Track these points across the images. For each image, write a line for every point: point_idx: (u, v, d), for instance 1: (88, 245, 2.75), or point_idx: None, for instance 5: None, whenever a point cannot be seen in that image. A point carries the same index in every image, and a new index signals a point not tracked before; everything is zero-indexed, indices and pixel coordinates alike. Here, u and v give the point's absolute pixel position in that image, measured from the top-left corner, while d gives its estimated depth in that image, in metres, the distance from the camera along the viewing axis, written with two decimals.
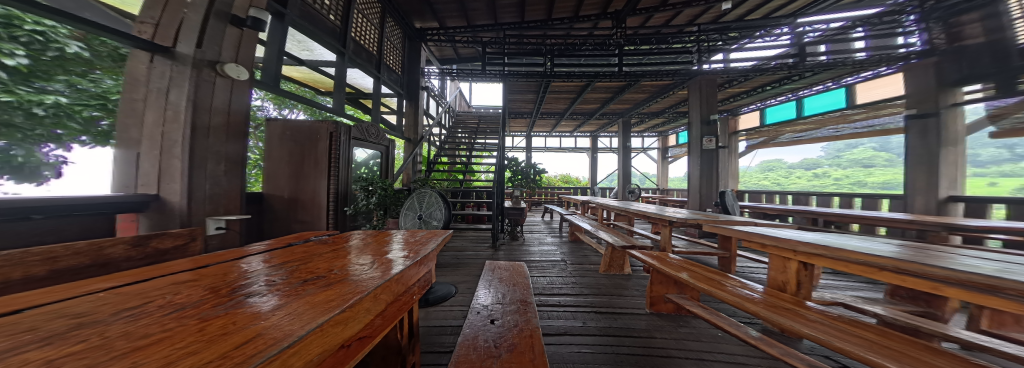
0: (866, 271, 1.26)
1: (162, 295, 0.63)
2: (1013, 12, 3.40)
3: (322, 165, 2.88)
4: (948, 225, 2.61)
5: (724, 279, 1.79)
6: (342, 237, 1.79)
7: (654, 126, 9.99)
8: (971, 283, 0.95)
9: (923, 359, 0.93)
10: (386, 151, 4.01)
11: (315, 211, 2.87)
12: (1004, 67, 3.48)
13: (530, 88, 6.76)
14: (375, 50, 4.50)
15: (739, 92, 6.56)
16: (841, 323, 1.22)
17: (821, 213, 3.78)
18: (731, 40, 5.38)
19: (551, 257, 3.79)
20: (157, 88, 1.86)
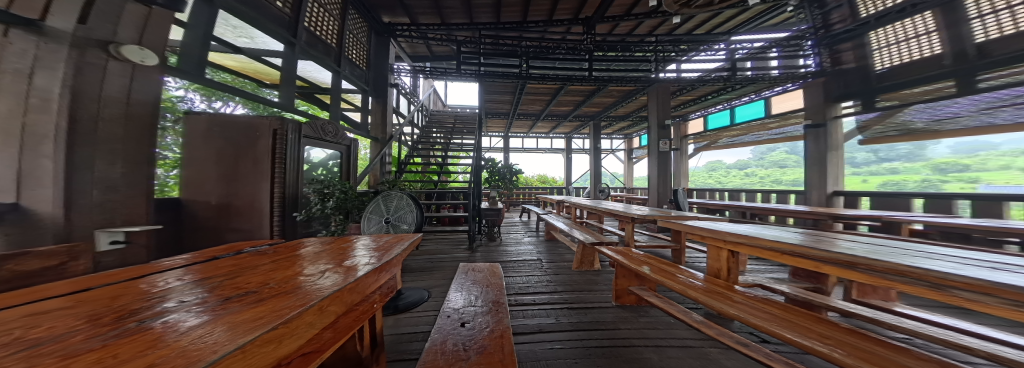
0: (775, 256, 1.49)
1: (8, 331, 0.51)
2: (873, 44, 4.33)
3: (264, 166, 2.55)
4: (832, 215, 3.23)
5: (673, 269, 1.99)
6: (292, 245, 1.62)
7: (621, 129, 10.66)
8: (839, 262, 1.19)
9: (813, 328, 1.13)
10: (347, 151, 3.69)
11: (256, 218, 2.53)
12: (868, 87, 4.45)
13: (507, 89, 6.78)
14: (335, 42, 4.13)
15: (688, 100, 7.33)
16: (760, 302, 1.42)
17: (747, 208, 4.39)
18: (683, 52, 5.92)
19: (528, 257, 3.83)
20: (15, 68, 1.47)
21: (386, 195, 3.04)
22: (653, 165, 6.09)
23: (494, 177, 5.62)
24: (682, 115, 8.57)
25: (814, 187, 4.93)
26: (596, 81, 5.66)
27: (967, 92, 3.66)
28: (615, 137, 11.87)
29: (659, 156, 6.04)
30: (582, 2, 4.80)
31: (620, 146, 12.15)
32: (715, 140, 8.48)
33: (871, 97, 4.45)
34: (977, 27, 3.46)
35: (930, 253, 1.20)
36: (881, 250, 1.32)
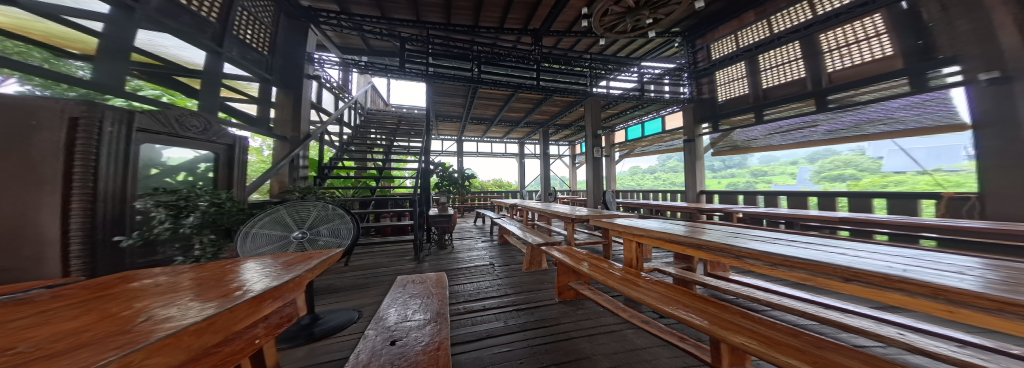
0: (663, 245, 1.81)
1: None
2: (717, 81, 6.07)
3: (47, 169, 1.69)
4: (700, 208, 4.19)
5: (595, 262, 2.20)
6: (122, 276, 1.08)
7: (566, 136, 11.45)
8: (700, 246, 1.50)
9: (685, 302, 1.41)
10: (227, 152, 2.88)
11: (31, 249, 1.63)
12: (715, 113, 6.07)
13: (460, 92, 6.55)
14: (216, 18, 3.25)
15: (614, 113, 8.48)
16: (656, 286, 1.69)
17: (653, 204, 5.33)
18: (611, 71, 6.57)
19: (480, 262, 3.69)
20: None
21: (300, 201, 2.40)
22: (588, 169, 6.73)
23: (445, 181, 5.27)
24: (611, 126, 9.79)
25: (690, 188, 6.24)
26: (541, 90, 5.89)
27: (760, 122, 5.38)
28: (560, 143, 12.64)
29: (597, 161, 6.71)
30: (531, 14, 5.00)
31: (565, 152, 12.98)
32: (634, 147, 9.73)
33: (717, 120, 6.08)
34: (763, 77, 5.33)
35: (753, 233, 1.63)
36: (726, 234, 1.73)
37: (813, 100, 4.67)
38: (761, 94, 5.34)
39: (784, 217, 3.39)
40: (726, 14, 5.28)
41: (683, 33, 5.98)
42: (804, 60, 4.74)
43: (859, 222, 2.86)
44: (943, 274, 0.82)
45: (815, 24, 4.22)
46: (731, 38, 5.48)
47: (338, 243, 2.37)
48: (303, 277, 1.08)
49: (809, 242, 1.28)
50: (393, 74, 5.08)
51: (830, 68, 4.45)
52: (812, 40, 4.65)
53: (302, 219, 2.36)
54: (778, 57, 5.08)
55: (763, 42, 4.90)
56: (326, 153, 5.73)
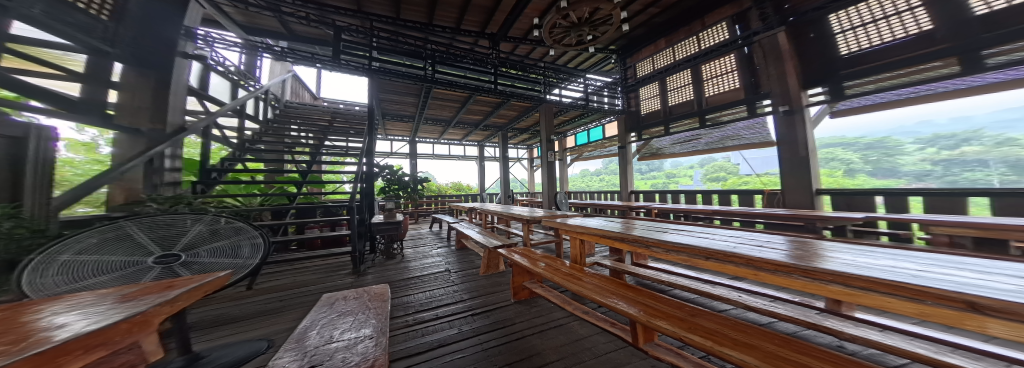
0: (603, 240, 1.89)
1: None
2: (641, 97, 6.74)
3: None
4: (635, 206, 4.67)
5: (543, 257, 2.25)
6: None
7: (524, 140, 11.61)
8: (631, 240, 1.67)
9: (626, 293, 1.47)
10: (12, 146, 2.06)
11: None
12: (638, 124, 6.81)
13: (413, 92, 6.19)
14: None
15: (566, 119, 8.99)
16: (599, 280, 1.73)
17: (599, 204, 5.76)
18: (563, 80, 6.91)
19: (434, 269, 3.39)
20: None
21: (163, 214, 1.70)
22: (543, 172, 6.90)
23: (393, 184, 4.77)
24: (562, 132, 10.30)
25: (623, 187, 6.83)
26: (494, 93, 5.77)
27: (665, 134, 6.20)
28: (517, 147, 12.67)
29: (551, 164, 6.92)
30: (489, 18, 5.03)
31: (522, 155, 13.09)
32: (581, 152, 10.00)
33: (640, 131, 6.79)
34: (674, 95, 6.04)
35: (669, 227, 1.90)
36: (653, 228, 1.94)
37: (697, 118, 5.64)
38: (668, 112, 6.14)
39: (692, 212, 4.01)
40: (649, 37, 6.11)
41: (619, 51, 6.74)
42: (691, 85, 5.73)
43: (745, 216, 3.54)
44: (790, 256, 1.08)
45: (704, 55, 5.21)
46: (652, 59, 6.31)
47: (226, 262, 1.66)
48: (159, 312, 0.78)
49: (714, 235, 1.53)
50: (328, 67, 4.60)
51: (711, 93, 5.44)
52: (699, 69, 5.64)
53: (168, 238, 1.64)
54: (677, 81, 5.97)
55: (671, 67, 5.82)
56: (213, 151, 4.36)
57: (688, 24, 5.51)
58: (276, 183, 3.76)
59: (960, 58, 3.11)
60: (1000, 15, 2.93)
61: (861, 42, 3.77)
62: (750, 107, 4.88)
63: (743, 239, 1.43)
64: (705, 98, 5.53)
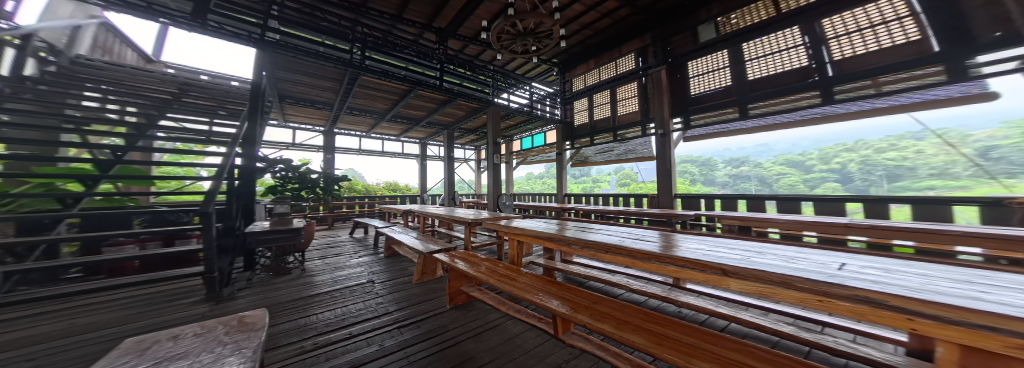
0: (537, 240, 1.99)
1: None
2: (577, 109, 7.34)
3: None
4: (576, 208, 4.97)
5: (481, 259, 2.25)
6: None
7: (471, 140, 11.32)
8: (561, 240, 1.80)
9: (557, 291, 1.57)
10: None
11: None
12: (573, 133, 7.42)
13: (332, 76, 5.35)
14: None
15: (512, 124, 9.16)
16: (534, 280, 1.81)
17: (540, 205, 6.00)
18: (507, 88, 7.06)
19: (355, 281, 2.98)
20: None
21: None
22: (488, 174, 6.86)
23: (292, 182, 3.83)
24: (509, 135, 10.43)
25: (558, 190, 7.28)
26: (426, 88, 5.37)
27: (590, 143, 6.92)
28: (463, 147, 12.21)
29: (496, 167, 6.88)
30: (437, 11, 4.86)
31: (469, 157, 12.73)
32: (526, 156, 10.20)
33: (574, 139, 7.41)
34: (598, 109, 6.77)
35: (593, 227, 2.14)
36: (582, 228, 2.12)
37: (610, 133, 6.47)
38: (593, 125, 6.88)
39: (613, 212, 4.54)
40: (584, 55, 6.78)
41: (561, 64, 7.32)
42: (608, 104, 6.53)
43: (640, 215, 4.17)
44: (671, 249, 1.35)
45: (618, 79, 6.06)
46: (584, 76, 7.05)
47: None
48: None
49: (626, 232, 1.80)
50: (181, 25, 3.42)
51: (622, 113, 6.23)
52: (614, 90, 6.39)
53: None
54: (601, 98, 6.67)
55: (598, 85, 6.61)
56: None
57: (615, 48, 6.21)
58: (31, 173, 2.24)
59: (739, 107, 4.59)
60: (764, 80, 4.37)
61: (706, 85, 4.98)
62: (642, 129, 5.84)
63: (642, 234, 1.73)
64: (617, 116, 6.34)
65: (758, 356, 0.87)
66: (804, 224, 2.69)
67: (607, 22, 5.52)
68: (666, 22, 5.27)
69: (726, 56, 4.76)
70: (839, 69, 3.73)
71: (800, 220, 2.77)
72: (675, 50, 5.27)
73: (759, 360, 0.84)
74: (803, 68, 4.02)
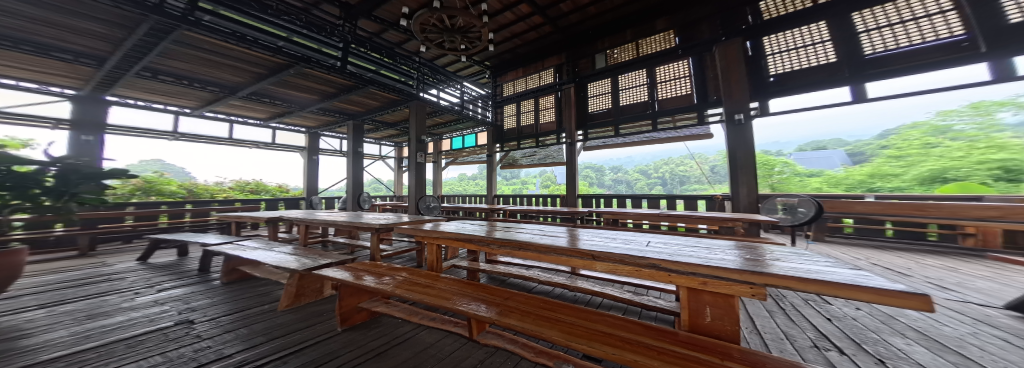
0: (460, 241, 1.74)
1: None
2: (508, 114, 7.41)
3: None
4: (515, 210, 4.89)
5: (384, 270, 1.82)
6: None
7: (391, 135, 9.70)
8: (482, 241, 1.70)
9: (469, 292, 1.42)
10: None
11: None
12: (501, 136, 7.50)
13: (115, 19, 3.18)
14: None
15: (440, 122, 8.37)
16: (457, 282, 1.60)
17: (468, 208, 5.62)
18: (435, 83, 6.51)
19: (147, 327, 1.79)
20: None
21: None
22: (410, 175, 6.12)
23: None
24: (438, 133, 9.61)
25: (489, 191, 7.34)
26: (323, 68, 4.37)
27: (517, 148, 7.19)
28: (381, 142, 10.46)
29: (421, 166, 6.31)
30: None
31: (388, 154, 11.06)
32: (455, 156, 9.77)
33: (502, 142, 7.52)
34: (524, 117, 7.07)
35: (520, 227, 2.15)
36: (511, 227, 2.16)
37: (534, 139, 6.85)
38: (519, 131, 7.09)
39: (549, 212, 4.58)
40: (514, 63, 6.98)
41: (493, 68, 7.30)
42: (533, 112, 6.90)
43: (555, 213, 4.55)
44: (574, 242, 1.49)
45: (541, 90, 6.61)
46: (513, 83, 7.29)
47: None
48: None
49: (544, 230, 1.91)
50: None
51: (543, 121, 6.67)
52: (538, 100, 6.85)
53: None
54: (526, 106, 7.00)
55: (521, 94, 7.01)
56: None
57: (539, 61, 6.70)
58: None
59: (613, 127, 5.72)
60: (635, 105, 5.44)
61: (597, 105, 5.91)
62: (556, 137, 6.46)
63: (548, 232, 1.87)
64: (539, 125, 6.75)
65: (614, 323, 1.06)
66: (649, 215, 3.39)
67: (534, 35, 5.85)
68: (577, 46, 6.02)
69: (609, 84, 5.78)
70: (660, 106, 5.14)
71: (648, 213, 3.47)
72: (582, 71, 6.07)
73: (620, 330, 0.99)
74: (643, 102, 5.34)
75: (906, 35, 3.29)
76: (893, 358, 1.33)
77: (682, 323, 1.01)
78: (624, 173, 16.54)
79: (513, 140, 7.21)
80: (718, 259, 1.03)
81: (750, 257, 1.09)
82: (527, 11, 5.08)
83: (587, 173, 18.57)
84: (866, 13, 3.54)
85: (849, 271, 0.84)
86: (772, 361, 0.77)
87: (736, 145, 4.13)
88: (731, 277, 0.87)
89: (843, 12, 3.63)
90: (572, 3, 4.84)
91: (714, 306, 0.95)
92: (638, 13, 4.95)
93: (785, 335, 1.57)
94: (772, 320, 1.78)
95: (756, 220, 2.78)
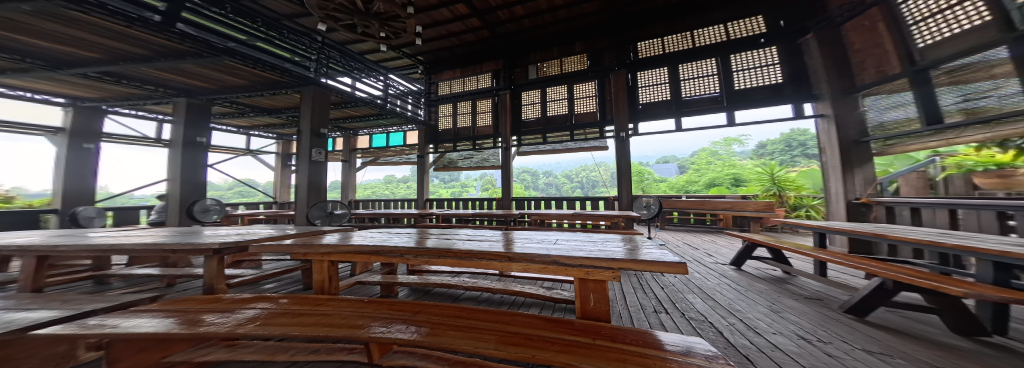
0: (360, 258, 1.34)
1: None
2: (444, 113, 7.04)
3: None
4: (453, 215, 4.47)
5: (219, 305, 1.19)
6: None
7: (269, 126, 7.08)
8: (393, 252, 1.33)
9: (374, 315, 1.13)
10: None
11: None
12: (437, 137, 7.04)
13: None
14: None
15: (353, 115, 6.47)
16: (360, 304, 1.24)
17: (386, 213, 4.69)
18: (352, 74, 5.37)
19: None
20: None
21: None
22: (301, 175, 4.39)
23: None
24: (352, 128, 7.46)
25: (419, 194, 6.65)
26: (115, 17, 2.63)
27: (452, 151, 6.96)
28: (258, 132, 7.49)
29: (317, 165, 4.59)
30: None
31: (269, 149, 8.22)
32: (378, 155, 8.26)
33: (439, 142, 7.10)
34: (461, 119, 6.82)
35: (456, 233, 1.91)
36: (441, 233, 1.93)
37: (471, 141, 6.71)
38: (456, 132, 6.85)
39: (493, 215, 4.37)
40: (450, 62, 6.69)
41: (426, 64, 6.79)
42: (470, 115, 6.71)
43: (488, 216, 4.44)
44: (511, 246, 1.39)
45: (479, 93, 6.47)
46: (450, 83, 6.95)
47: None
48: None
49: (471, 235, 1.78)
50: None
51: (480, 125, 6.59)
52: (475, 102, 6.70)
53: None
54: (464, 107, 6.76)
55: (446, 97, 6.88)
56: None
57: (477, 64, 6.63)
58: None
59: (542, 135, 6.25)
60: (558, 116, 6.04)
61: (532, 113, 6.28)
62: (493, 141, 6.47)
63: (471, 236, 1.76)
64: (477, 127, 6.61)
65: (527, 322, 1.11)
66: (567, 215, 3.84)
67: (472, 38, 5.73)
68: (512, 55, 6.27)
69: (538, 95, 6.22)
70: (578, 118, 5.88)
71: (567, 213, 3.91)
72: (516, 80, 6.32)
73: (527, 327, 1.06)
74: (565, 115, 6.00)
75: (706, 88, 4.93)
76: (691, 310, 1.99)
77: (576, 311, 1.18)
78: (555, 177, 18.66)
79: (449, 141, 6.87)
80: (604, 251, 1.26)
81: (631, 248, 1.36)
82: (464, 12, 4.95)
83: (523, 177, 19.64)
84: (686, 66, 5.06)
85: (664, 250, 1.23)
86: (630, 332, 1.00)
87: (623, 156, 5.24)
88: (603, 265, 1.09)
89: (674, 62, 5.10)
90: (510, 12, 4.99)
91: (596, 293, 1.16)
92: (560, 35, 5.62)
93: (641, 306, 2.10)
94: (634, 295, 2.34)
95: (629, 216, 3.57)
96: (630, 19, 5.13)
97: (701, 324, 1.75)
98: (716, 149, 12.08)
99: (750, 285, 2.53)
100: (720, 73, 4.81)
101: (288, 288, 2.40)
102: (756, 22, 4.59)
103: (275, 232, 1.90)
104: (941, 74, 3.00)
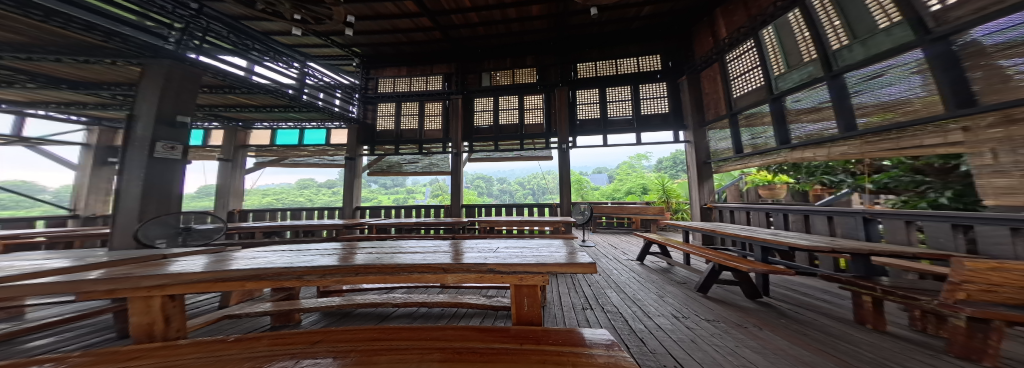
0: (225, 287, 0.98)
1: None
2: (381, 112, 6.36)
3: None
4: (397, 224, 3.90)
5: None
6: None
7: (79, 106, 4.82)
8: (286, 275, 1.01)
9: (239, 359, 0.80)
10: None
11: None
12: (371, 138, 6.24)
13: None
14: None
15: (247, 104, 5.11)
16: (216, 347, 0.86)
17: (290, 226, 3.66)
18: (257, 58, 4.41)
19: None
20: None
21: None
22: (138, 173, 3.06)
23: None
24: (241, 119, 5.80)
25: (346, 202, 5.65)
26: None
27: (392, 153, 6.31)
28: (43, 112, 4.95)
29: (171, 164, 3.32)
30: None
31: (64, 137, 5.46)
32: (284, 156, 6.59)
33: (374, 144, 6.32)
34: (406, 121, 6.28)
35: (400, 245, 1.65)
36: (377, 245, 1.63)
37: (416, 144, 6.25)
38: (398, 134, 6.25)
39: (439, 224, 3.98)
40: (396, 59, 6.17)
41: (364, 57, 6.05)
42: (416, 117, 6.26)
43: (434, 225, 4.03)
44: (458, 258, 1.23)
45: (427, 94, 6.12)
46: (393, 81, 6.34)
47: None
48: None
49: (402, 248, 1.53)
50: None
51: (428, 128, 6.18)
52: (422, 104, 6.28)
53: None
54: (410, 108, 6.28)
55: (378, 96, 6.22)
56: None
57: (427, 65, 6.25)
58: None
59: (493, 142, 6.24)
60: (507, 126, 6.16)
61: (483, 120, 6.25)
62: (442, 145, 6.17)
63: (399, 248, 1.52)
64: (423, 131, 6.21)
65: (460, 334, 0.97)
66: (514, 221, 3.82)
67: (422, 37, 5.45)
68: (466, 60, 6.16)
69: (490, 102, 6.22)
70: (526, 129, 6.10)
71: (514, 219, 3.90)
72: (469, 85, 6.18)
73: (457, 341, 0.92)
74: (512, 123, 6.14)
75: (617, 110, 5.88)
76: (609, 304, 2.20)
77: (511, 317, 1.12)
78: (508, 185, 19.19)
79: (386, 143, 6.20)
80: (543, 257, 1.25)
81: (570, 251, 1.40)
82: (413, 10, 4.67)
83: (476, 183, 19.22)
84: (611, 90, 5.92)
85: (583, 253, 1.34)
86: (558, 333, 0.99)
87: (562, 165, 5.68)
88: (534, 270, 1.06)
89: (602, 85, 5.89)
90: (463, 17, 4.93)
91: (529, 297, 1.11)
92: (514, 45, 5.84)
93: (571, 304, 2.22)
94: (567, 295, 2.47)
95: (558, 222, 3.78)
96: (571, 40, 5.72)
97: (614, 315, 1.95)
98: (632, 162, 14.46)
99: (649, 277, 2.99)
100: (631, 99, 5.83)
101: (73, 344, 1.53)
102: (654, 59, 5.71)
103: (55, 264, 1.19)
104: (743, 118, 4.32)
